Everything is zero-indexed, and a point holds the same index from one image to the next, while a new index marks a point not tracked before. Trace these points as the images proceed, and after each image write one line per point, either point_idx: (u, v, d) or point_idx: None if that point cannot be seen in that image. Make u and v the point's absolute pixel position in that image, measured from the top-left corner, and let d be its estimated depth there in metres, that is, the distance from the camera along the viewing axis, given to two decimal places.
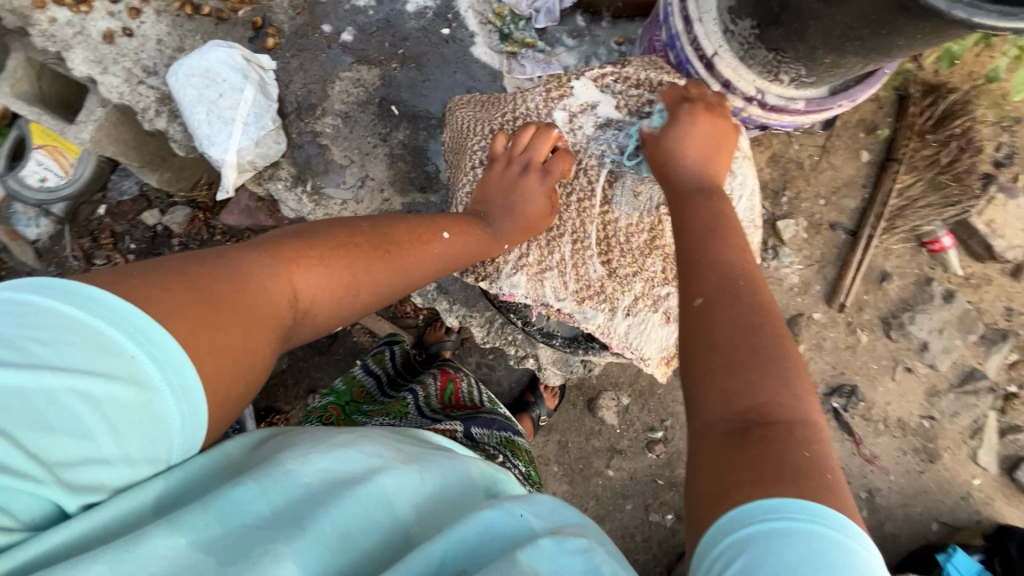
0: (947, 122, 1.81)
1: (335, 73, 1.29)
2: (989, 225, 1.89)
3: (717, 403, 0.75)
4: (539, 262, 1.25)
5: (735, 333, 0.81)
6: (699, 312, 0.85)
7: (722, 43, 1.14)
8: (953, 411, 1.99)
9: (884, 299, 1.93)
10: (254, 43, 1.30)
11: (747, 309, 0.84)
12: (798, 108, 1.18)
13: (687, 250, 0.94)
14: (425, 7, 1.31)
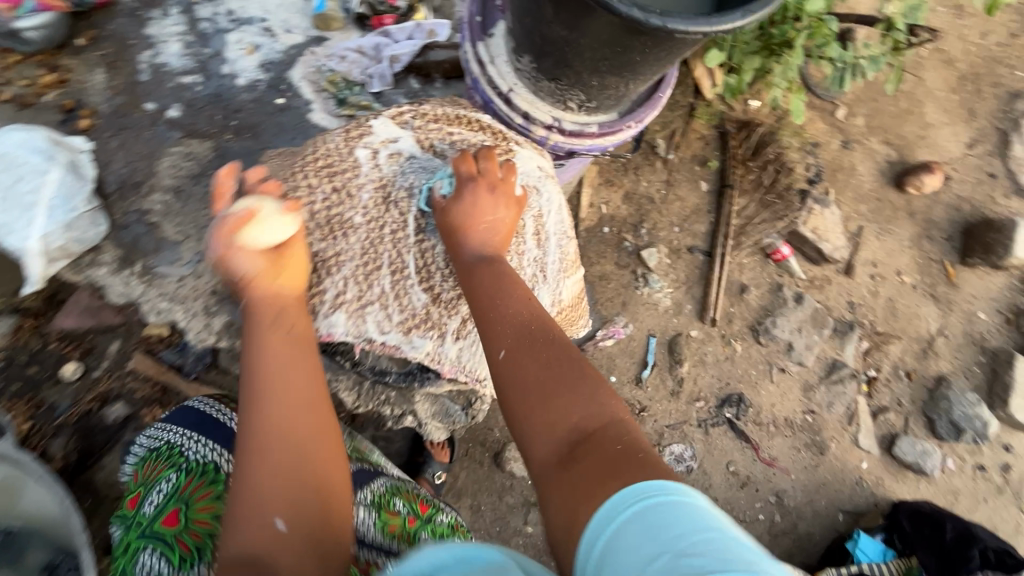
0: (762, 149, 2.13)
1: (163, 149, 1.38)
2: (816, 232, 2.16)
3: (544, 440, 0.87)
4: (358, 296, 1.23)
5: (541, 370, 0.94)
6: (506, 366, 0.97)
7: (512, 81, 1.23)
8: (829, 402, 2.16)
9: (748, 308, 2.11)
10: (66, 124, 1.37)
11: (546, 357, 0.96)
12: (592, 131, 1.26)
13: (483, 311, 1.05)
14: (256, 80, 1.42)
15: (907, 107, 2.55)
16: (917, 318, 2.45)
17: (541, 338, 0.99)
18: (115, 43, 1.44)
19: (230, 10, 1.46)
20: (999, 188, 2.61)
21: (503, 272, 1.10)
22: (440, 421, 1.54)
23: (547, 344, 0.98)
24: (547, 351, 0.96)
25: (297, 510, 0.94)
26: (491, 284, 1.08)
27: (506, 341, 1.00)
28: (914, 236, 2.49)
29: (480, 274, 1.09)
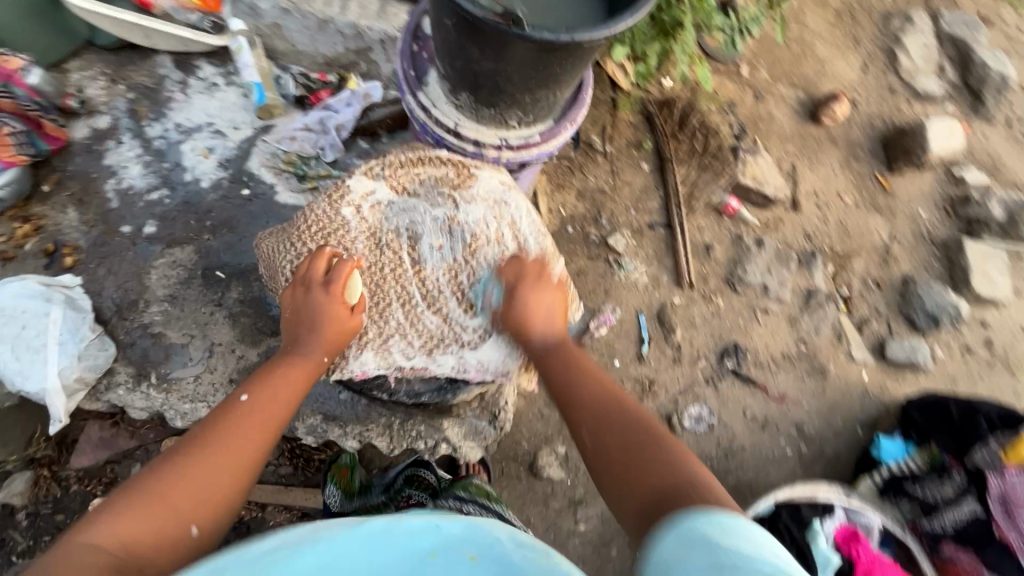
0: (686, 122, 2.30)
1: (148, 264, 1.32)
2: (756, 179, 2.33)
3: (629, 498, 0.94)
4: (379, 335, 1.31)
5: (624, 443, 1.02)
6: (597, 448, 1.04)
7: (457, 115, 1.33)
8: (816, 328, 2.29)
9: (717, 264, 2.25)
10: (51, 267, 1.31)
11: (639, 438, 1.02)
12: (538, 141, 1.36)
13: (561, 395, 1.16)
14: (220, 178, 1.42)
15: (801, 50, 2.80)
16: (868, 231, 2.64)
17: (625, 426, 1.05)
18: (80, 183, 1.39)
19: (176, 123, 1.45)
20: (901, 99, 2.86)
21: (566, 364, 1.21)
22: (472, 442, 1.47)
23: (640, 435, 1.02)
24: (632, 438, 1.02)
25: (212, 524, 0.92)
26: (557, 372, 1.20)
27: (587, 432, 1.07)
28: (843, 160, 2.70)
29: (549, 365, 1.21)
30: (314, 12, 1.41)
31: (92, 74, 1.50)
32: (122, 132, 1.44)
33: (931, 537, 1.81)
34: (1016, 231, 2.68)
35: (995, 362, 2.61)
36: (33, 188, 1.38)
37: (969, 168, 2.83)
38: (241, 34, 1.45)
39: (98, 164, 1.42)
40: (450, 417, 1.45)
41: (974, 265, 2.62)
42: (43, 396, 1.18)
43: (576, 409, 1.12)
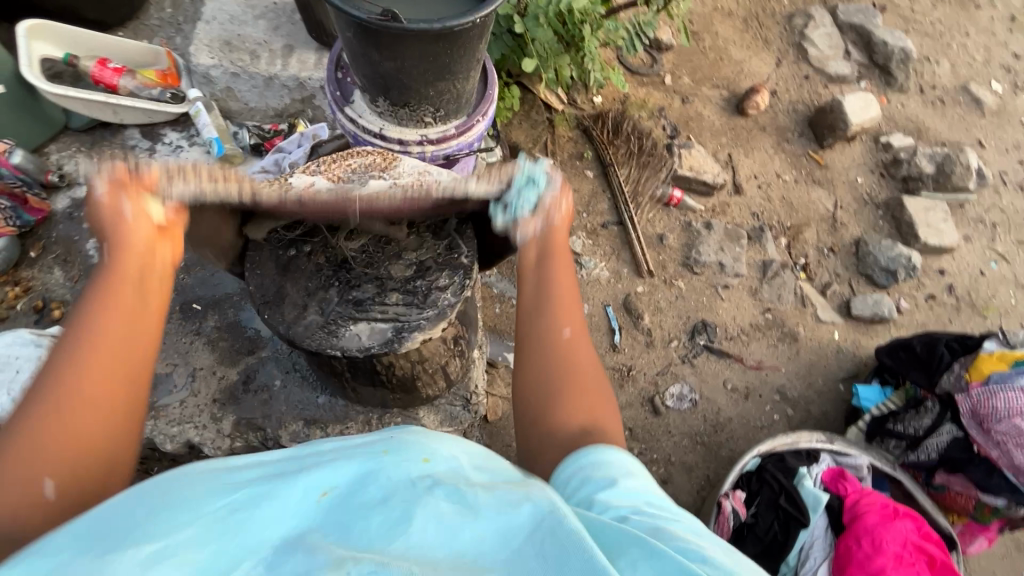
0: (619, 128, 2.50)
1: None
2: (694, 169, 2.51)
3: (563, 418, 0.86)
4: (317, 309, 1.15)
5: (579, 369, 0.90)
6: (570, 348, 0.91)
7: (380, 121, 1.37)
8: (778, 295, 2.40)
9: (672, 250, 2.39)
10: (41, 321, 1.43)
11: (565, 360, 0.90)
12: (455, 132, 1.41)
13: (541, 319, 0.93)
14: None
15: (717, 55, 3.09)
16: (812, 203, 2.81)
17: (575, 362, 0.91)
18: (63, 245, 1.53)
19: None
20: (817, 84, 3.12)
21: (551, 277, 0.96)
22: (451, 427, 1.49)
23: (583, 362, 0.91)
24: (581, 366, 0.90)
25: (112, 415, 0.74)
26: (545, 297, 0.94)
27: (544, 341, 0.91)
28: (776, 144, 2.92)
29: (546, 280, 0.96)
30: (260, 72, 1.60)
31: (70, 152, 1.64)
32: None
33: (924, 469, 1.84)
34: (948, 182, 2.85)
35: (961, 306, 2.71)
36: (21, 254, 1.50)
37: (894, 134, 3.05)
38: (199, 100, 1.62)
39: (80, 229, 1.56)
40: (425, 406, 1.45)
41: (918, 218, 2.77)
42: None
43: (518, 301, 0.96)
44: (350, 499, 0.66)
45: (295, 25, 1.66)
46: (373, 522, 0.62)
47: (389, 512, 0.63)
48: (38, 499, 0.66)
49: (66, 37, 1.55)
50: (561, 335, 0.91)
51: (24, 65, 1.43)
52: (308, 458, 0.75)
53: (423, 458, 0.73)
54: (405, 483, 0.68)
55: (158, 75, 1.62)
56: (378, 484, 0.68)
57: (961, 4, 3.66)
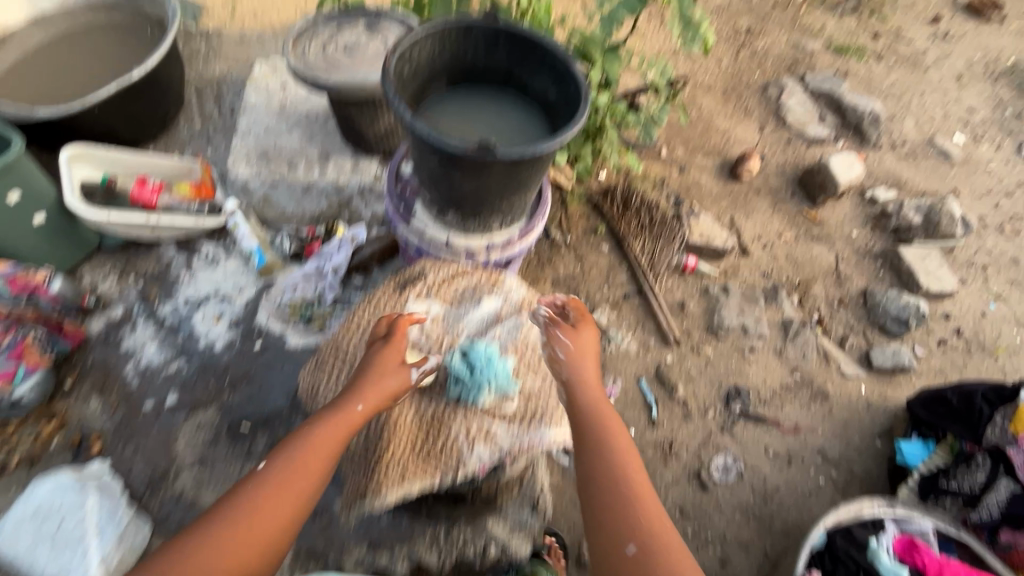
0: (629, 201, 2.59)
1: (172, 433, 1.57)
2: (704, 236, 2.59)
3: None
4: (438, 419, 1.47)
5: (660, 565, 1.12)
6: (625, 513, 1.19)
7: (447, 230, 1.66)
8: (803, 354, 2.43)
9: (695, 317, 2.42)
10: (80, 456, 1.52)
11: (647, 561, 1.13)
12: (515, 237, 1.70)
13: (604, 505, 1.21)
14: (231, 339, 1.68)
15: (705, 126, 3.29)
16: (815, 258, 2.90)
17: (616, 503, 1.20)
18: (100, 370, 1.62)
19: (186, 300, 1.71)
20: (799, 146, 3.33)
21: (605, 452, 1.28)
22: (520, 533, 1.71)
23: (647, 514, 1.19)
24: (635, 511, 1.19)
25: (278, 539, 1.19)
26: (597, 483, 1.24)
27: (608, 497, 1.22)
28: (772, 204, 3.04)
29: (603, 460, 1.26)
30: (298, 180, 1.81)
31: (106, 272, 1.72)
32: (137, 318, 1.68)
33: (986, 528, 1.80)
34: (937, 230, 3.00)
35: (971, 349, 2.76)
36: (57, 385, 1.58)
37: (877, 187, 3.22)
38: (235, 211, 1.62)
39: (115, 352, 1.65)
40: (493, 514, 1.71)
41: (917, 266, 2.88)
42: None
43: (592, 481, 1.25)
44: None
45: (328, 133, 1.90)
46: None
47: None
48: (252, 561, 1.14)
49: (101, 158, 1.57)
50: (625, 550, 1.15)
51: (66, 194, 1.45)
52: None
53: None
54: None
55: (192, 187, 1.62)
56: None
57: (913, 67, 4.00)
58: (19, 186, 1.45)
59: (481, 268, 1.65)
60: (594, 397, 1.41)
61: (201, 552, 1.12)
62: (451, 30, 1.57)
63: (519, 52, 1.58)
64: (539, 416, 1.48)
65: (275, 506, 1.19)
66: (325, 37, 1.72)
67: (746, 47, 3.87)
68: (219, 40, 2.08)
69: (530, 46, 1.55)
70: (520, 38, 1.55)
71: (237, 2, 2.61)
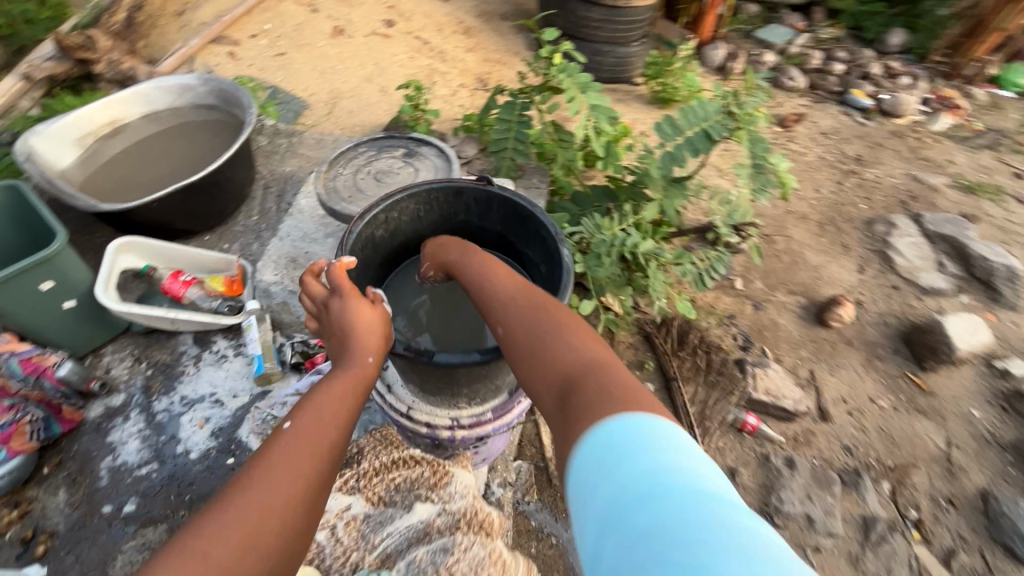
0: (685, 339, 2.33)
1: (117, 548, 1.27)
2: (771, 393, 2.24)
3: (544, 377, 0.99)
4: None
5: (520, 320, 1.08)
6: (518, 339, 1.06)
7: (410, 398, 1.33)
8: (887, 568, 1.92)
9: (747, 492, 2.04)
10: (23, 556, 1.27)
11: (518, 317, 1.08)
12: (489, 417, 1.32)
13: (521, 344, 1.05)
14: (207, 448, 1.39)
15: (792, 259, 2.97)
16: (918, 437, 2.38)
17: (556, 361, 0.99)
18: (78, 462, 1.39)
19: (182, 396, 1.49)
20: (908, 295, 2.87)
21: (497, 289, 1.17)
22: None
23: (544, 305, 1.10)
24: (559, 352, 0.99)
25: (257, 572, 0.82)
26: (489, 296, 1.16)
27: (526, 353, 1.04)
28: (866, 361, 2.60)
29: (505, 298, 1.14)
30: None
31: (123, 354, 1.57)
32: (131, 409, 1.46)
33: None
34: None
35: None
36: (33, 471, 1.37)
37: (1011, 358, 2.65)
38: (252, 313, 1.57)
39: (102, 442, 1.42)
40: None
41: None
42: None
43: (485, 300, 1.17)
44: None
45: None
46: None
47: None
48: None
49: (151, 251, 1.61)
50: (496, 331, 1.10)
51: (98, 288, 1.44)
52: None
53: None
54: None
55: (225, 282, 1.64)
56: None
57: None
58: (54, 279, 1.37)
59: (430, 458, 1.58)
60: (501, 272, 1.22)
61: (184, 554, 0.79)
62: (439, 192, 1.39)
63: (512, 223, 1.39)
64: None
65: (262, 512, 0.85)
66: (360, 165, 1.75)
67: (853, 176, 3.54)
68: (299, 140, 2.25)
69: (523, 216, 1.33)
70: (513, 206, 1.34)
71: (337, 104, 2.87)
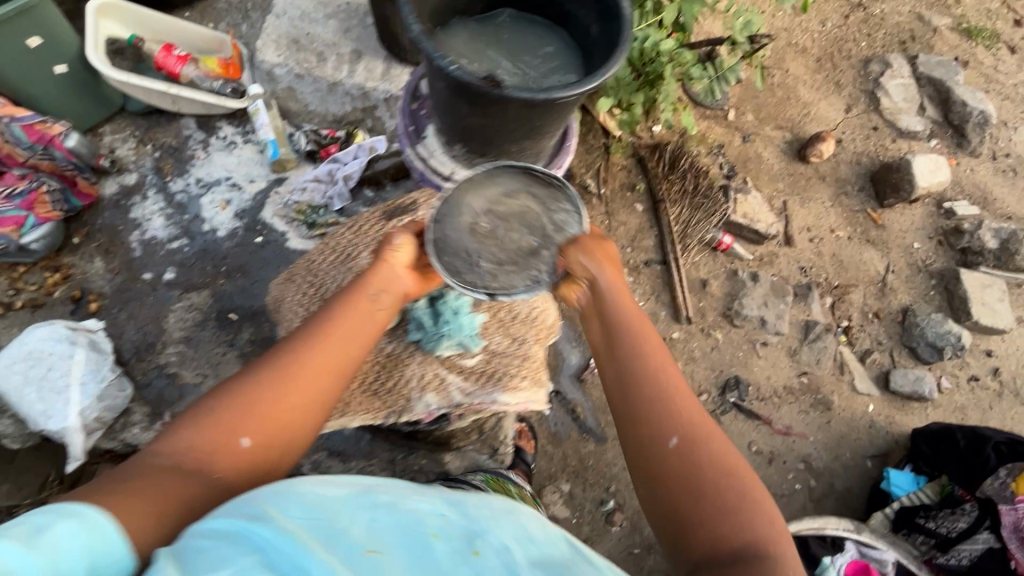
0: (677, 162, 2.41)
1: (167, 307, 1.65)
2: (747, 216, 2.42)
3: (707, 540, 0.98)
4: (426, 374, 1.43)
5: (715, 470, 1.03)
6: (683, 455, 1.05)
7: (453, 162, 1.59)
8: (817, 359, 2.32)
9: (714, 299, 2.32)
10: (78, 311, 1.63)
11: (700, 455, 1.04)
12: None
13: (682, 472, 1.03)
14: (235, 228, 1.73)
15: (785, 94, 2.97)
16: (864, 263, 2.69)
17: (730, 519, 0.98)
18: (108, 234, 1.72)
19: (197, 178, 1.77)
20: (885, 137, 2.99)
21: (664, 387, 1.13)
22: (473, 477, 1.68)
23: (731, 468, 1.04)
24: (746, 512, 0.99)
25: (277, 437, 1.01)
26: (660, 406, 1.11)
27: (702, 478, 1.02)
28: (834, 196, 2.79)
29: (688, 409, 1.10)
30: (327, 76, 1.83)
31: (125, 137, 1.83)
32: (148, 188, 1.77)
33: None
34: (1011, 261, 2.70)
35: (1003, 392, 2.56)
36: (64, 240, 1.70)
37: (959, 200, 2.90)
38: (258, 98, 1.76)
39: (125, 218, 1.74)
40: (450, 453, 1.70)
41: (974, 294, 2.64)
42: (64, 432, 1.43)
43: (670, 403, 1.11)
44: None
45: (364, 29, 1.89)
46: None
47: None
48: (229, 448, 0.97)
49: (132, 19, 1.76)
50: (667, 442, 1.06)
51: (90, 49, 1.62)
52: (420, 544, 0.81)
53: (473, 551, 0.81)
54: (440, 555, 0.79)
55: (221, 65, 1.78)
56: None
57: None
58: (42, 33, 1.55)
59: None
60: (657, 355, 1.18)
61: (241, 400, 1.01)
62: None
63: None
64: (495, 378, 1.44)
65: (297, 387, 1.04)
66: None
67: (861, 9, 3.37)
68: None
69: None
70: None
71: None
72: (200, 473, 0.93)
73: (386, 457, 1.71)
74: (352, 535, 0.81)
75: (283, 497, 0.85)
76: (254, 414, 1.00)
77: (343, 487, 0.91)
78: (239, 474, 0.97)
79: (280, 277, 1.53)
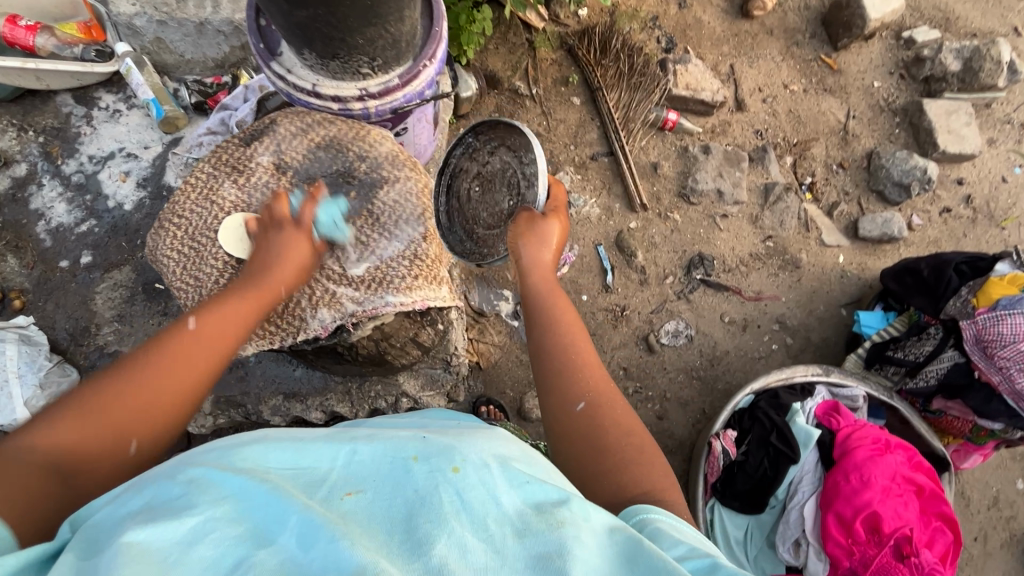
0: (608, 44, 2.27)
1: (92, 290, 1.64)
2: (690, 88, 2.31)
3: (609, 492, 0.91)
4: (315, 291, 1.30)
5: (620, 424, 1.00)
6: (589, 417, 1.00)
7: (314, 74, 1.34)
8: (780, 222, 2.29)
9: (667, 181, 2.26)
10: (5, 311, 1.62)
11: (610, 411, 1.01)
12: (397, 83, 1.37)
13: (591, 424, 0.99)
14: (141, 199, 1.70)
15: None
16: (823, 114, 2.58)
17: (637, 470, 0.93)
18: (13, 230, 1.68)
19: (90, 155, 1.73)
20: None
21: (580, 347, 1.11)
22: (432, 390, 1.82)
23: (635, 428, 1.00)
24: (651, 465, 0.95)
25: (150, 438, 0.91)
26: (564, 360, 1.08)
27: (611, 432, 0.98)
28: (784, 49, 2.63)
29: (588, 360, 1.09)
30: (189, 17, 1.68)
31: (4, 127, 1.75)
32: (41, 176, 1.71)
33: (921, 396, 1.82)
34: (975, 81, 2.56)
35: (978, 218, 2.53)
36: None
37: (918, 27, 2.72)
38: (127, 57, 1.72)
39: (27, 210, 1.70)
40: (403, 373, 1.75)
41: (939, 123, 2.53)
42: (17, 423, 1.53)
43: (584, 364, 1.07)
44: (376, 510, 0.70)
45: None
46: (414, 565, 0.62)
47: (424, 528, 0.66)
48: (114, 454, 0.87)
49: None
50: (574, 405, 1.01)
51: None
52: (398, 473, 0.76)
53: (452, 468, 0.76)
54: (422, 479, 0.74)
55: (82, 30, 1.73)
56: (329, 540, 0.62)
57: None
58: None
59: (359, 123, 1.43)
60: (568, 314, 1.16)
61: (113, 393, 0.89)
62: None
63: None
64: (386, 281, 1.33)
65: (176, 383, 0.94)
66: None
67: None
68: None
69: None
70: None
71: None
72: (69, 483, 0.82)
73: (342, 389, 1.73)
74: (333, 479, 0.75)
75: (234, 453, 0.77)
76: (131, 409, 0.89)
77: (320, 438, 0.85)
78: (162, 417, 0.92)
79: (155, 226, 1.36)
